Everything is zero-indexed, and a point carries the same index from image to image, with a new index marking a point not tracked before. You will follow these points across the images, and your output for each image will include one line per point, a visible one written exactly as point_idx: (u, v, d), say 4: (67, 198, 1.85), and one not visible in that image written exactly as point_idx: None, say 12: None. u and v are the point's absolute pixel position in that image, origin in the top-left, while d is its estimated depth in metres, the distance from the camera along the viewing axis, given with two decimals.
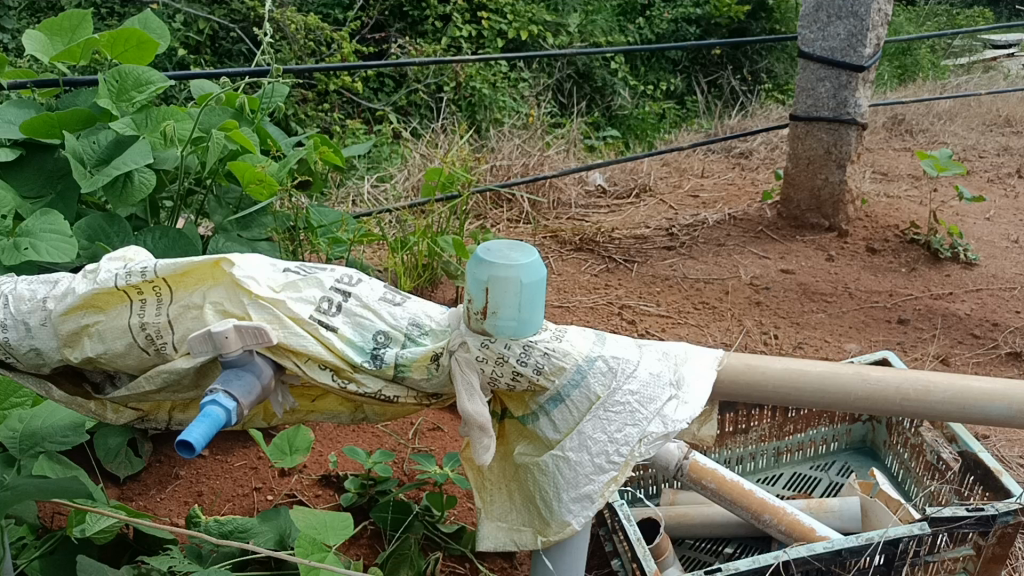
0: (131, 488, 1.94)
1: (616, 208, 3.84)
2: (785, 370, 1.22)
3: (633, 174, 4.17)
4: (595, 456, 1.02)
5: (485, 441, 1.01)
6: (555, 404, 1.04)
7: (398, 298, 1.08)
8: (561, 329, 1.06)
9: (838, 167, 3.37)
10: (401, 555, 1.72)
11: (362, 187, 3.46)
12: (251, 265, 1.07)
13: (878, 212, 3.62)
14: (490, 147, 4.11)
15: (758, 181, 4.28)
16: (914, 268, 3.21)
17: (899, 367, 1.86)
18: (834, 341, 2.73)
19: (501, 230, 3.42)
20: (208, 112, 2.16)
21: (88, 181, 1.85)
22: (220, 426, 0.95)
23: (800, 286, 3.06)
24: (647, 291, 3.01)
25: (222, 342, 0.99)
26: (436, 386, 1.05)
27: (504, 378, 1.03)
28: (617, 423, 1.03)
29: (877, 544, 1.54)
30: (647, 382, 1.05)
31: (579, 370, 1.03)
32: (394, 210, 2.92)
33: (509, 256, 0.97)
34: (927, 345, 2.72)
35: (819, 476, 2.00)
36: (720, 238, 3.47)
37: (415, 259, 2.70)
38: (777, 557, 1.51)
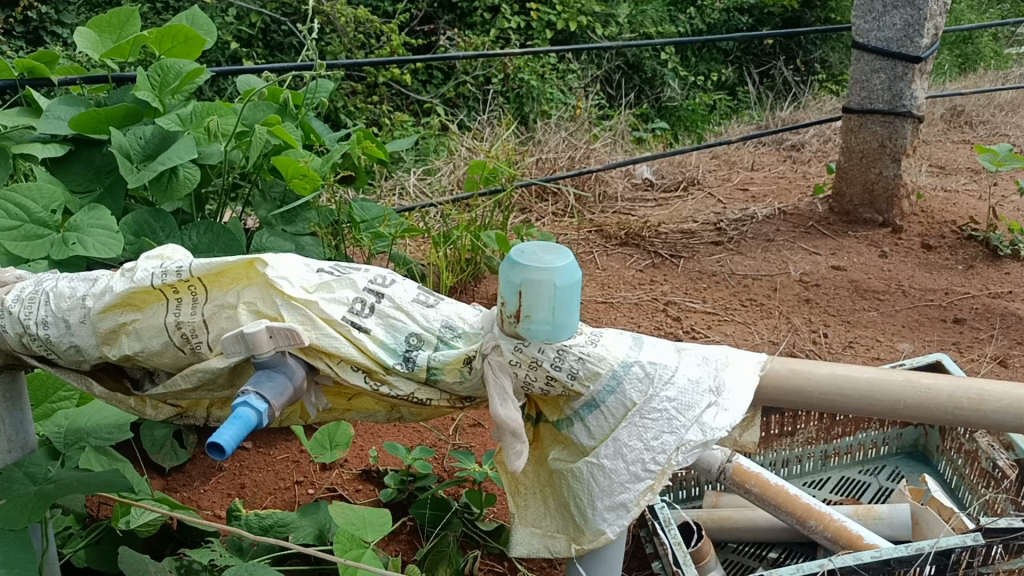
0: (175, 479, 1.97)
1: (664, 202, 3.79)
2: (831, 374, 1.18)
3: (681, 168, 4.12)
4: (630, 465, 1.00)
5: (518, 447, 0.99)
6: (590, 410, 1.01)
7: (431, 300, 1.07)
8: (597, 333, 1.03)
9: (893, 161, 3.28)
10: (439, 552, 1.72)
11: (407, 180, 3.46)
12: (284, 265, 1.06)
13: (935, 207, 3.52)
14: (537, 140, 4.08)
15: (810, 175, 4.19)
16: (971, 266, 3.11)
17: (954, 371, 1.80)
18: (886, 340, 2.66)
19: (547, 225, 3.39)
20: (252, 107, 2.18)
21: (135, 176, 1.87)
22: (251, 428, 0.94)
23: (852, 283, 2.98)
24: (693, 287, 2.96)
25: (254, 342, 0.98)
26: (470, 389, 1.04)
27: (538, 382, 1.01)
28: (653, 431, 1.00)
29: (928, 554, 1.49)
30: (686, 389, 1.02)
31: (614, 376, 1.00)
32: (438, 204, 2.91)
33: (543, 259, 0.95)
34: (984, 345, 2.64)
35: (868, 481, 1.94)
36: (769, 233, 3.40)
37: (459, 254, 2.69)
38: (822, 565, 1.47)
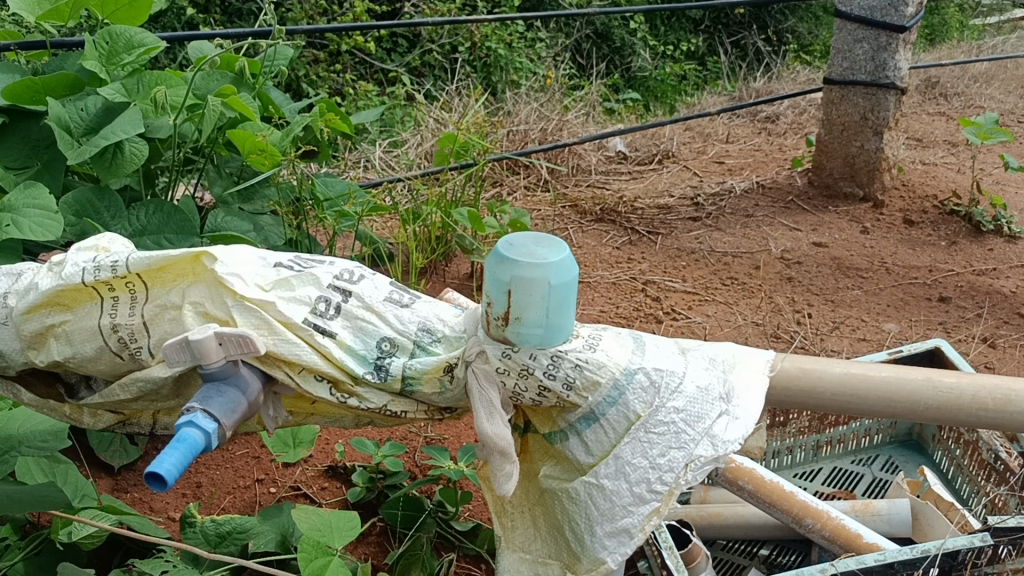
0: (125, 478, 1.83)
1: (638, 176, 3.67)
2: (844, 374, 1.08)
3: (655, 140, 3.99)
4: (634, 486, 0.88)
5: (507, 468, 0.87)
6: (588, 424, 0.89)
7: (406, 299, 0.94)
8: (596, 336, 0.91)
9: (875, 134, 3.19)
10: (412, 555, 1.61)
11: (372, 153, 3.30)
12: (236, 259, 0.93)
13: (915, 181, 3.43)
14: (507, 111, 3.93)
15: (787, 148, 4.08)
16: (954, 242, 3.02)
17: (956, 359, 1.70)
18: (870, 320, 2.56)
19: (519, 200, 3.26)
20: (206, 77, 2.01)
21: (75, 152, 1.70)
22: (197, 452, 0.81)
23: (834, 260, 2.89)
24: (672, 265, 2.84)
25: (200, 351, 0.85)
26: (450, 399, 0.91)
27: (529, 393, 0.89)
28: (659, 447, 0.88)
29: (934, 556, 1.40)
30: (695, 398, 0.91)
31: (616, 386, 0.88)
32: (406, 179, 2.77)
33: (536, 253, 0.84)
34: (971, 325, 2.55)
35: (862, 472, 1.85)
36: (748, 208, 3.30)
37: (428, 232, 2.54)
38: (823, 570, 1.36)
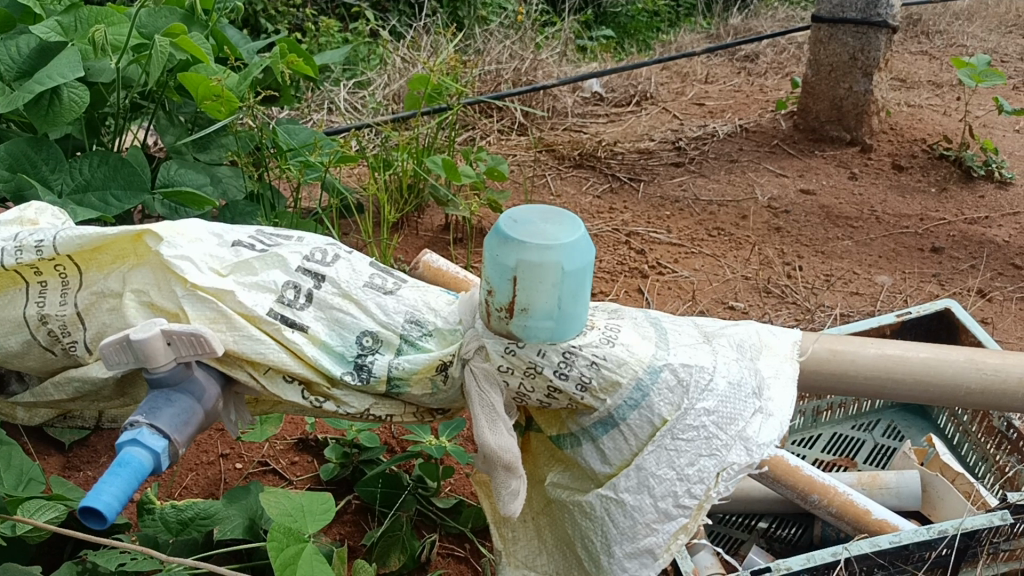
0: (77, 455, 1.67)
1: (616, 118, 3.49)
2: (880, 355, 0.97)
3: (632, 80, 3.80)
4: (659, 500, 0.76)
5: (513, 483, 0.75)
6: (605, 430, 0.77)
7: (388, 284, 0.81)
8: (613, 327, 0.78)
9: (864, 76, 3.05)
10: (391, 536, 1.49)
11: (337, 94, 3.11)
12: (186, 237, 0.78)
13: (902, 124, 3.30)
14: (477, 49, 3.73)
15: (768, 88, 3.91)
16: (944, 189, 2.91)
17: (970, 323, 1.60)
18: (862, 272, 2.47)
19: (493, 145, 3.10)
20: (152, 13, 1.80)
21: (6, 99, 1.49)
22: (144, 476, 0.68)
23: (822, 209, 2.77)
24: (656, 215, 2.71)
25: (145, 353, 0.70)
26: (442, 401, 0.79)
27: (536, 395, 0.76)
28: (688, 456, 0.76)
29: (952, 536, 1.32)
30: (727, 396, 0.79)
31: (639, 387, 0.76)
32: (374, 124, 2.59)
33: (545, 232, 0.71)
34: (965, 278, 2.47)
35: (862, 438, 1.76)
36: (732, 152, 3.17)
37: (399, 180, 2.38)
38: (836, 554, 1.28)
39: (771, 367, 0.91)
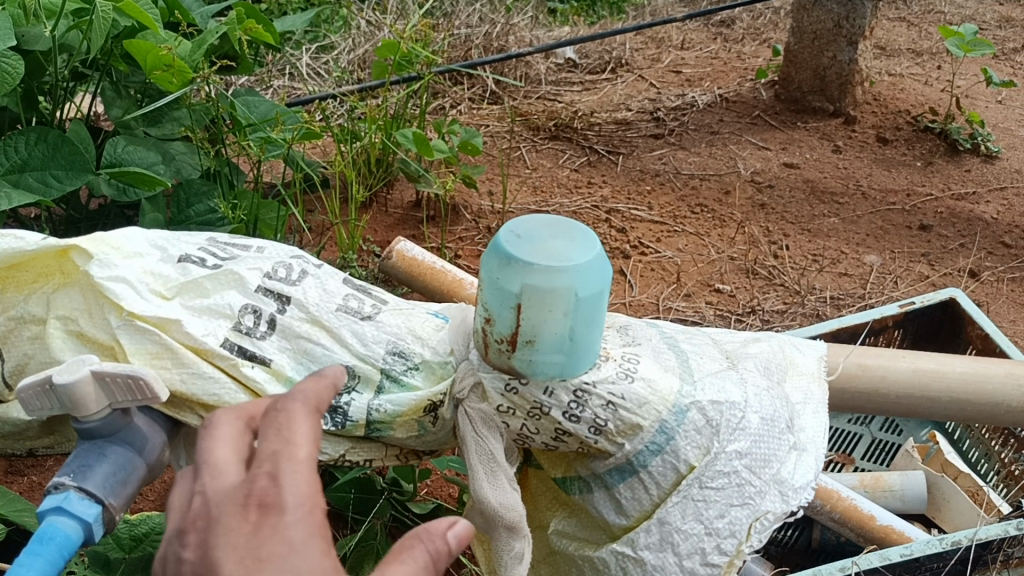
0: (20, 459, 1.54)
1: (591, 85, 3.32)
2: (914, 371, 1.00)
3: (605, 45, 3.58)
4: (684, 558, 0.76)
5: (515, 545, 0.75)
6: (622, 477, 0.77)
7: (355, 307, 0.78)
8: (630, 359, 0.78)
9: (849, 44, 2.93)
10: (365, 547, 1.37)
11: (299, 61, 2.93)
12: (122, 254, 0.74)
13: (886, 93, 3.19)
14: (445, 12, 3.54)
15: (746, 55, 3.67)
16: (930, 163, 2.82)
17: (984, 321, 1.50)
18: (850, 252, 2.39)
19: (464, 115, 2.96)
20: None
21: None
22: (73, 549, 0.64)
23: (807, 183, 2.67)
24: (636, 190, 2.60)
25: (75, 399, 0.64)
26: (428, 441, 0.77)
27: (541, 437, 0.76)
28: (717, 508, 0.77)
29: (965, 548, 1.25)
30: (761, 434, 0.79)
31: (662, 430, 0.76)
32: (340, 94, 2.43)
33: (553, 251, 0.67)
34: (955, 257, 2.40)
35: (860, 432, 1.67)
36: (712, 124, 3.05)
37: (367, 154, 2.23)
38: (844, 569, 1.20)
39: (799, 391, 0.88)
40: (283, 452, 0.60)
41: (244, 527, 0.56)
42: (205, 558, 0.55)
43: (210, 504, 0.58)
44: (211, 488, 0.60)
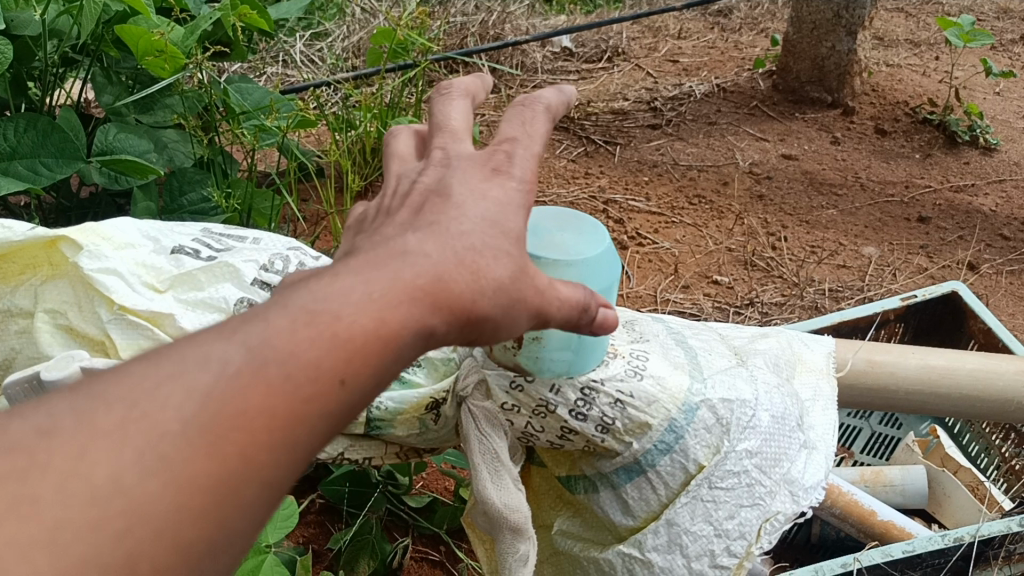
0: None
1: (588, 74, 3.29)
2: (922, 368, 1.06)
3: (602, 34, 3.55)
4: (692, 559, 0.78)
5: (521, 547, 0.75)
6: (630, 477, 0.79)
7: None
8: (639, 358, 0.80)
9: (848, 34, 2.91)
10: (361, 540, 1.33)
11: (292, 48, 2.89)
12: (114, 245, 0.74)
13: (884, 84, 3.17)
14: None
15: (743, 44, 3.64)
16: (928, 154, 2.81)
17: (995, 321, 1.47)
18: (849, 243, 2.37)
19: None
20: None
21: None
22: None
23: (805, 174, 2.65)
24: (633, 180, 2.58)
25: None
26: (429, 439, 0.80)
27: (546, 435, 0.78)
28: (726, 508, 0.79)
29: (967, 544, 1.23)
30: (771, 434, 0.82)
31: (672, 429, 0.78)
32: (335, 82, 2.40)
33: (564, 243, 0.69)
34: (954, 249, 2.39)
35: (860, 425, 1.65)
36: (709, 114, 3.03)
37: (362, 142, 2.20)
38: (846, 565, 1.18)
39: (809, 387, 0.93)
40: (520, 138, 0.70)
41: (478, 176, 0.65)
42: (436, 186, 0.64)
43: (450, 156, 0.68)
44: (451, 144, 0.70)
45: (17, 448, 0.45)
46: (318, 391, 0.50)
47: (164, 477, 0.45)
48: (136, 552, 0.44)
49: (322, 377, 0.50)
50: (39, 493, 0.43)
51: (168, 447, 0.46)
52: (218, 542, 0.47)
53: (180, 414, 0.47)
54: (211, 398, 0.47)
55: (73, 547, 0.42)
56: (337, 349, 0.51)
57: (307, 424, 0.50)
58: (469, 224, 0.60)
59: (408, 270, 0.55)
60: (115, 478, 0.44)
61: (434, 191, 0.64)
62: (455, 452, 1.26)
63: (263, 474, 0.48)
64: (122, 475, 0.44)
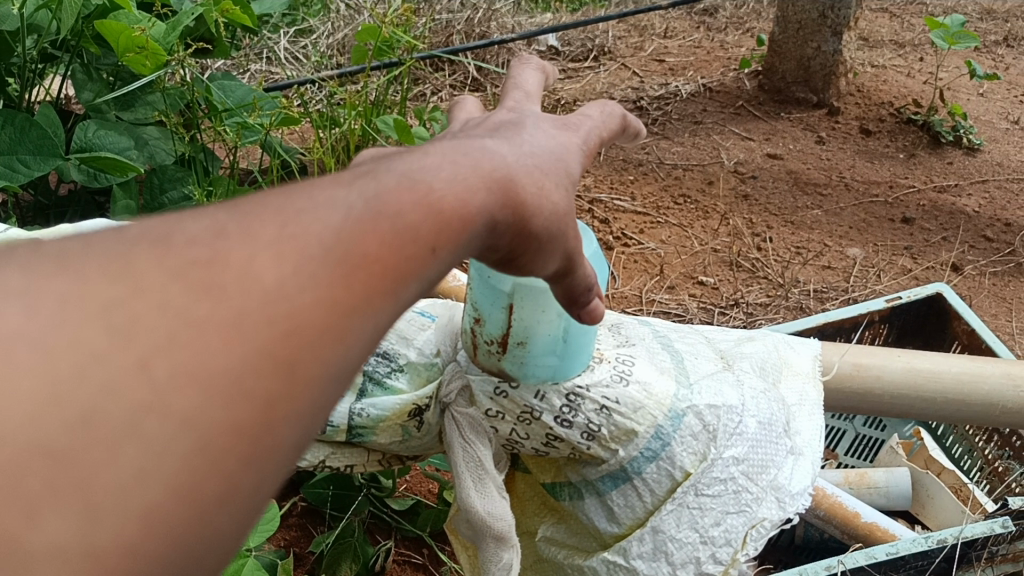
0: None
1: (574, 73, 3.28)
2: (906, 371, 1.06)
3: (588, 33, 3.53)
4: (677, 568, 0.77)
5: (504, 555, 0.75)
6: (616, 484, 0.78)
7: None
8: (625, 362, 0.79)
9: (833, 35, 2.91)
10: (343, 543, 1.33)
11: (277, 44, 2.87)
12: None
13: (869, 85, 3.17)
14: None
15: (729, 44, 3.64)
16: (913, 155, 2.81)
17: (977, 322, 1.48)
18: (833, 244, 2.38)
19: (445, 103, 2.93)
20: None
21: None
22: None
23: (790, 174, 2.66)
24: (619, 179, 2.58)
25: None
26: (413, 446, 0.79)
27: (531, 442, 0.77)
28: (712, 516, 0.78)
29: (949, 546, 1.24)
30: (758, 439, 0.81)
31: (658, 435, 0.77)
32: (319, 80, 2.38)
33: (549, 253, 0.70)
34: (938, 250, 2.40)
35: (844, 427, 1.65)
36: (695, 113, 3.03)
37: (346, 140, 2.19)
38: (830, 568, 1.18)
39: (795, 392, 0.92)
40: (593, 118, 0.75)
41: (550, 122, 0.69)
42: (512, 120, 0.68)
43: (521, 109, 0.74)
44: (526, 101, 0.77)
45: (186, 241, 0.45)
46: (425, 246, 0.51)
47: (320, 291, 0.45)
48: (294, 357, 0.44)
49: (429, 233, 0.51)
50: (212, 283, 0.43)
51: (322, 263, 0.46)
52: (345, 365, 0.47)
53: (329, 234, 0.47)
54: (347, 230, 0.48)
55: (247, 343, 0.43)
56: (442, 211, 0.52)
57: (418, 275, 0.51)
58: (540, 149, 0.63)
59: (491, 162, 0.57)
60: (279, 285, 0.44)
61: (509, 121, 0.68)
62: (439, 454, 1.25)
63: (388, 309, 0.49)
64: (284, 279, 0.45)
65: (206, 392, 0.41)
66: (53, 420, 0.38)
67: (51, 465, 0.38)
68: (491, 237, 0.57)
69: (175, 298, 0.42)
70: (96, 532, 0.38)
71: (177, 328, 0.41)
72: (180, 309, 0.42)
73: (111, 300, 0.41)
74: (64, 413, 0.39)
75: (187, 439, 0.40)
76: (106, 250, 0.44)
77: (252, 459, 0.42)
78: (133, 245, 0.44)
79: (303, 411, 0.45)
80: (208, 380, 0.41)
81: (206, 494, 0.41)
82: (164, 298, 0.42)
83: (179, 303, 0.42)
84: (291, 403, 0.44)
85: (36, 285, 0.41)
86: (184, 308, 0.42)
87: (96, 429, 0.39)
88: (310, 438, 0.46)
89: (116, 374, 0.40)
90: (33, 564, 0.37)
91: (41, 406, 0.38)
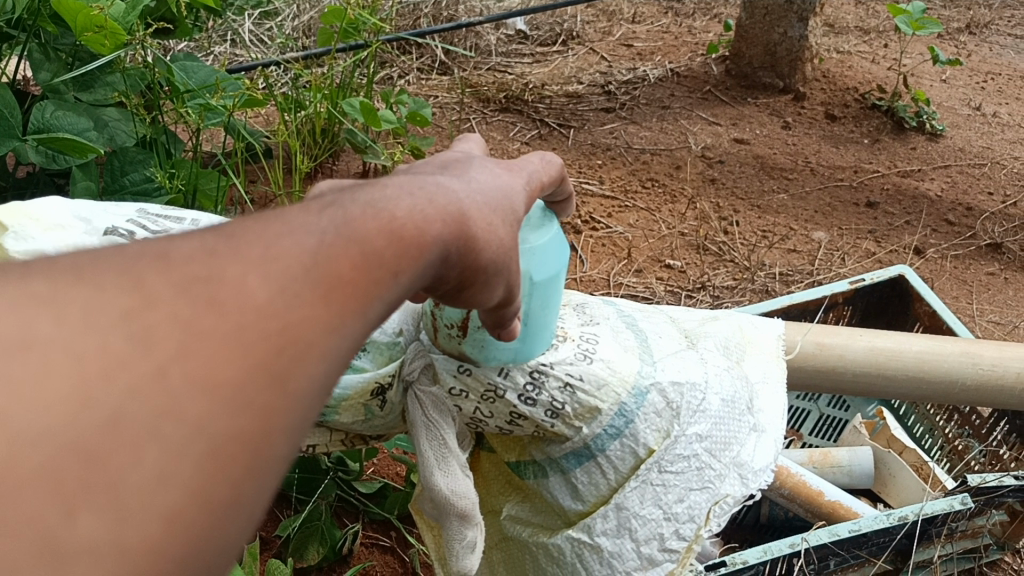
0: None
1: (542, 57, 3.27)
2: (869, 350, 1.07)
3: (556, 17, 3.52)
4: (641, 545, 0.79)
5: (467, 533, 0.75)
6: (580, 461, 0.79)
7: None
8: (589, 341, 0.79)
9: (799, 21, 2.93)
10: (309, 527, 1.32)
11: (241, 27, 2.83)
12: (41, 225, 0.74)
13: (835, 71, 3.20)
14: None
15: (697, 29, 3.64)
16: (877, 140, 2.84)
17: (938, 303, 1.50)
18: (799, 228, 2.40)
19: (412, 86, 2.91)
20: None
21: None
22: None
23: (757, 159, 2.67)
24: (587, 164, 2.58)
25: None
26: (375, 424, 0.78)
27: (495, 421, 0.77)
28: (675, 492, 0.79)
29: (910, 522, 1.25)
30: (721, 417, 0.82)
31: (622, 412, 0.77)
32: (283, 63, 2.35)
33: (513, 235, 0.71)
34: (901, 234, 2.43)
35: (808, 408, 1.67)
36: (662, 98, 3.03)
37: (311, 124, 2.17)
38: (794, 546, 1.19)
39: (758, 370, 0.93)
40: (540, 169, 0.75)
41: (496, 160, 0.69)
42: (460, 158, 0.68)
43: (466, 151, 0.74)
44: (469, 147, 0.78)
45: (184, 256, 0.46)
46: (387, 271, 0.52)
47: (306, 308, 0.47)
48: (286, 370, 0.45)
49: (392, 259, 0.53)
50: (214, 299, 0.44)
51: (305, 281, 0.48)
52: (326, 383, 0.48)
53: (308, 256, 0.49)
54: (322, 251, 0.50)
55: (243, 357, 0.44)
56: (404, 236, 0.54)
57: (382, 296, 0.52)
58: (489, 188, 0.63)
59: (445, 198, 0.58)
60: (268, 302, 0.46)
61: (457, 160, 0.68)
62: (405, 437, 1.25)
63: (360, 328, 0.50)
64: (273, 296, 0.46)
65: (212, 402, 0.42)
66: (84, 420, 0.39)
67: (83, 467, 0.39)
68: (442, 268, 0.58)
69: (184, 311, 0.43)
70: (124, 532, 0.39)
71: (188, 340, 0.43)
72: (190, 319, 0.43)
73: (123, 312, 0.42)
74: (96, 414, 0.39)
75: (198, 444, 0.41)
76: (114, 264, 0.45)
77: (253, 469, 0.44)
78: (135, 262, 0.45)
79: (294, 426, 0.46)
80: (214, 391, 0.43)
81: (216, 498, 0.42)
82: (174, 310, 0.43)
83: (186, 315, 0.43)
84: (283, 417, 0.45)
85: (61, 295, 0.42)
86: (193, 320, 0.43)
87: (122, 428, 0.40)
88: (294, 452, 0.47)
89: (139, 379, 0.41)
90: (70, 561, 0.37)
91: (75, 408, 0.39)
